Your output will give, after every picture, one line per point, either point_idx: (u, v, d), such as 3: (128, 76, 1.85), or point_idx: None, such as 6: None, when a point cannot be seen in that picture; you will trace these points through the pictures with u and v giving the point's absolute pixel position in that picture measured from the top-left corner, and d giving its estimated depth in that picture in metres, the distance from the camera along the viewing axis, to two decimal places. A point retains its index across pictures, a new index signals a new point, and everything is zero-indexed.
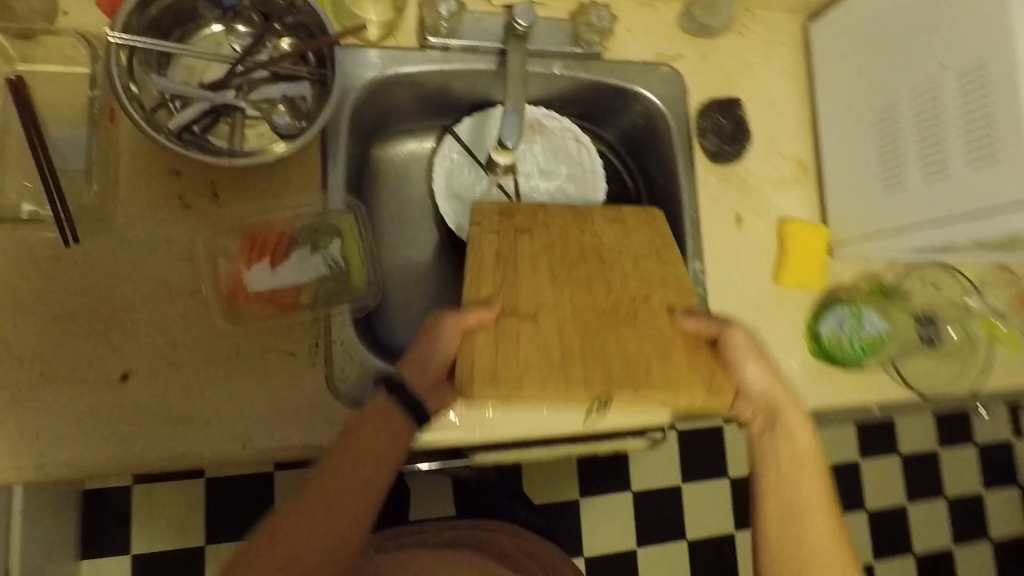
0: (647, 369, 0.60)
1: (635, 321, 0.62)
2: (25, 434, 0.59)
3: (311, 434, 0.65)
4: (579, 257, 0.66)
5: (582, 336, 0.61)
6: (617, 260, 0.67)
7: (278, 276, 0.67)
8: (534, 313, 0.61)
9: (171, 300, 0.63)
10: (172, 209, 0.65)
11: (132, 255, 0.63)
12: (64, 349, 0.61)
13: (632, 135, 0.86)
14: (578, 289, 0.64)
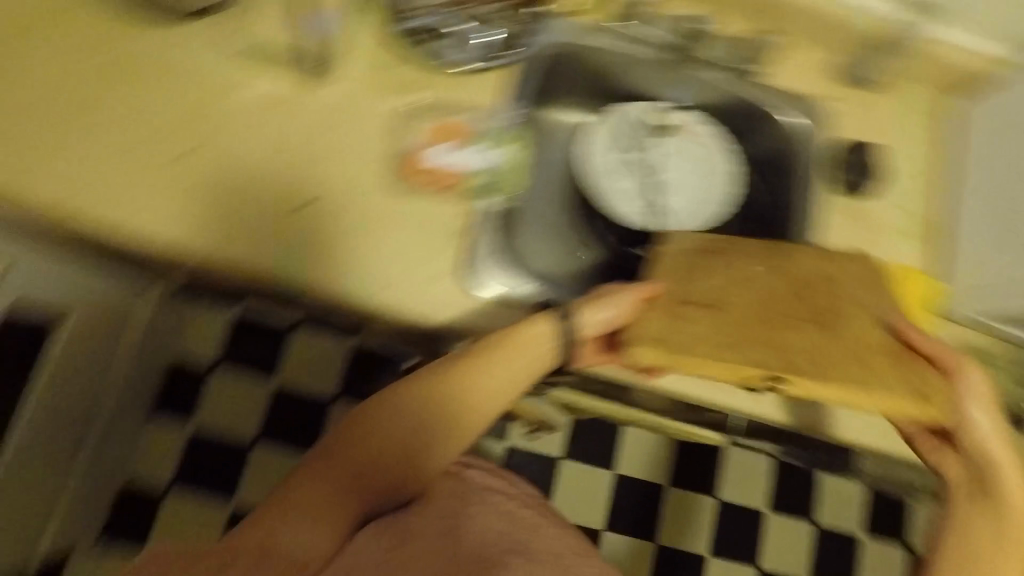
0: (842, 364, 0.57)
1: (836, 321, 0.60)
2: (223, 220, 0.72)
3: (431, 297, 0.73)
4: (789, 253, 0.64)
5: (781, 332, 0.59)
6: (832, 263, 0.63)
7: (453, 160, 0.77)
8: (728, 301, 0.62)
9: (360, 156, 0.76)
10: (385, 91, 0.79)
11: (344, 115, 0.77)
12: (273, 168, 0.74)
13: (768, 158, 0.92)
14: (778, 284, 0.62)
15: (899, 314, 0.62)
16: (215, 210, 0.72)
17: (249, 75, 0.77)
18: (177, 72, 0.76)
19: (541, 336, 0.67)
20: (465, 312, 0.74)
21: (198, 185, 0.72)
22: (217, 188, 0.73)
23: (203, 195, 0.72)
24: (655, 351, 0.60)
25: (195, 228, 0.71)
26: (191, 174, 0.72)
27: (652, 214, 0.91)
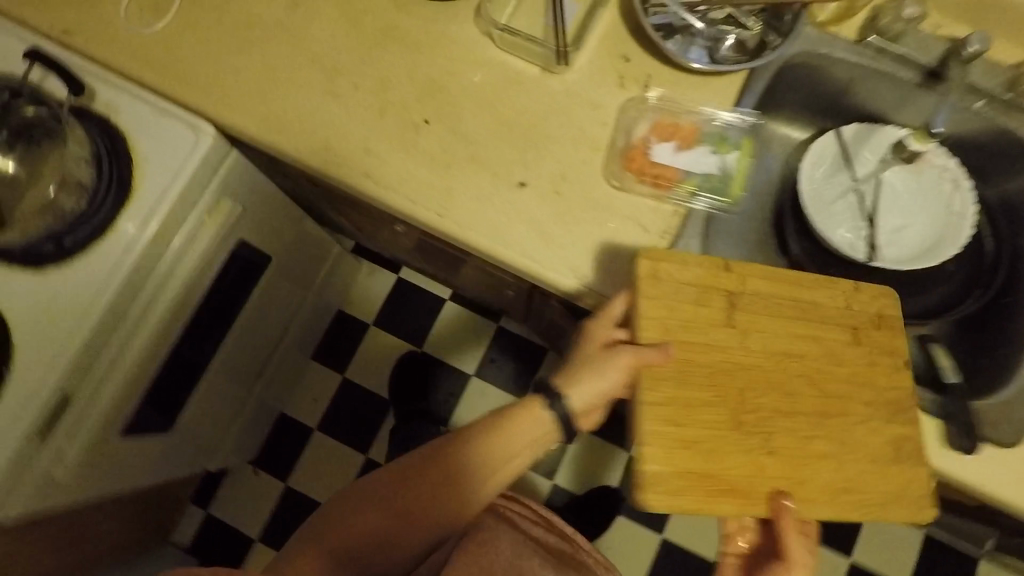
0: (722, 474, 0.63)
1: (765, 457, 0.64)
2: (444, 189, 0.77)
3: None
4: (829, 391, 0.67)
5: (735, 425, 0.64)
6: (851, 418, 0.66)
7: (680, 160, 0.75)
8: (732, 367, 0.65)
9: (579, 147, 0.78)
10: (611, 82, 0.79)
11: (570, 103, 0.79)
12: (495, 145, 0.78)
13: (1016, 201, 0.83)
14: (792, 389, 0.66)
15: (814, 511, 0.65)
16: (437, 178, 0.78)
17: (485, 57, 0.81)
18: (423, 49, 0.81)
19: (523, 418, 0.73)
20: None
21: (427, 153, 0.78)
22: (443, 158, 0.78)
23: (430, 163, 0.78)
24: (660, 330, 0.64)
25: (423, 197, 0.77)
26: (423, 142, 0.78)
27: (866, 245, 0.85)
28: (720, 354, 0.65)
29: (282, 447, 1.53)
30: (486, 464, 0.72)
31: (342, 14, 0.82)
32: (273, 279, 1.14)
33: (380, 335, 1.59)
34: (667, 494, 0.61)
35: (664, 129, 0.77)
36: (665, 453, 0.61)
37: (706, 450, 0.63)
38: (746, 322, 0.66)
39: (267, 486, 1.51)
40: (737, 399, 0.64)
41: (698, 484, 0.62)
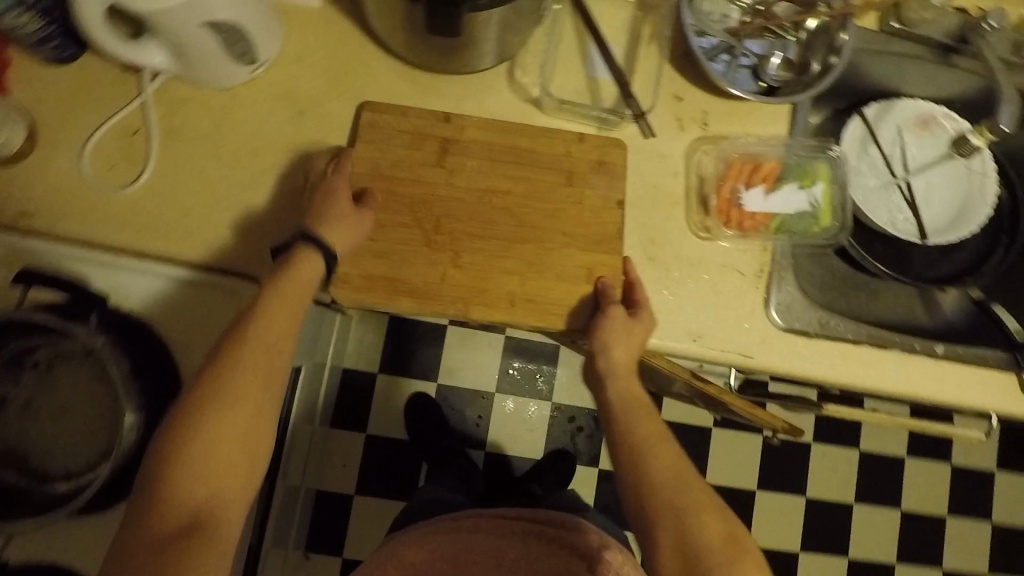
0: (516, 283, 0.67)
1: (475, 244, 0.67)
2: (536, 266, 0.68)
3: (744, 343, 0.75)
4: (517, 180, 0.69)
5: (510, 302, 0.66)
6: (544, 211, 0.69)
7: (768, 203, 0.75)
8: (506, 242, 0.68)
9: (657, 204, 0.74)
10: (672, 128, 0.75)
11: (637, 158, 0.74)
12: None
13: (1016, 151, 0.94)
14: (483, 201, 0.68)
15: (617, 324, 0.65)
16: (475, 222, 0.68)
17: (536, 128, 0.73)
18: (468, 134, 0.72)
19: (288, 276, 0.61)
20: (771, 352, 0.75)
21: (452, 151, 0.69)
22: (494, 203, 0.68)
23: (479, 212, 0.68)
24: (377, 156, 0.68)
25: None
26: (473, 188, 0.68)
27: (907, 219, 0.88)
28: (421, 200, 0.68)
29: (325, 519, 1.46)
30: (156, 457, 0.54)
31: (360, 112, 0.70)
32: (304, 383, 1.04)
33: (391, 378, 1.53)
34: (354, 289, 0.66)
35: (745, 172, 0.74)
36: (357, 258, 0.66)
37: (420, 291, 0.66)
38: (461, 163, 0.69)
39: (324, 563, 1.44)
40: (431, 224, 0.67)
41: (372, 283, 0.66)
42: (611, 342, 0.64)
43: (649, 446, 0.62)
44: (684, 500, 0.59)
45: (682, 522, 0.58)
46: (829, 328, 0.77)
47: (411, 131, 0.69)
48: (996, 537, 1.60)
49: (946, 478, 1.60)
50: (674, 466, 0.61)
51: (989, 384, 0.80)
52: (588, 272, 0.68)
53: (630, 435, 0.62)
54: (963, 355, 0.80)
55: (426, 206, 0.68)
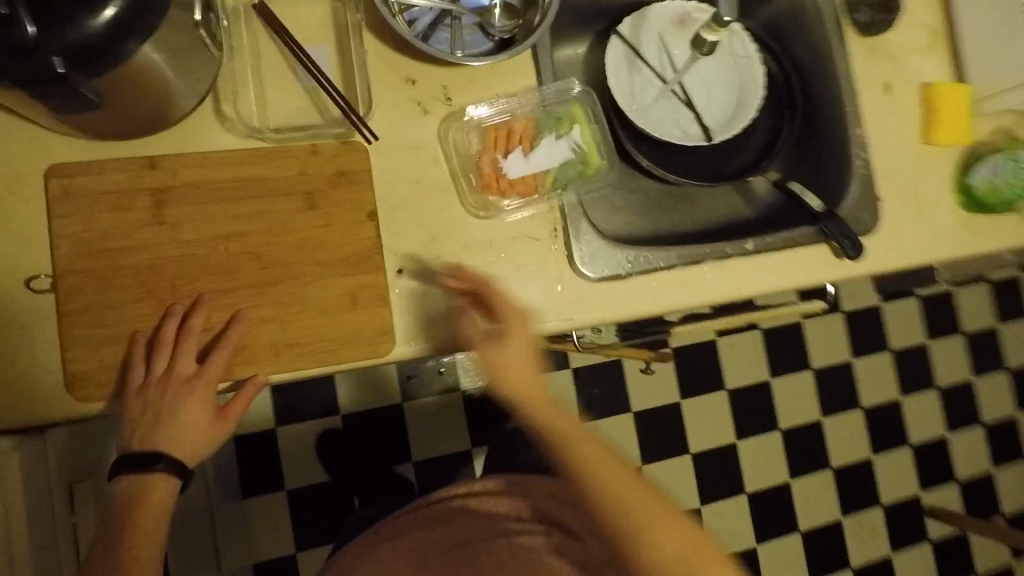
0: (272, 331, 0.63)
1: (214, 306, 0.61)
2: (294, 306, 0.64)
3: (561, 306, 0.73)
4: (246, 220, 0.63)
5: (275, 352, 0.63)
6: (284, 247, 0.63)
7: (530, 160, 0.74)
8: (252, 291, 0.63)
9: (426, 198, 0.69)
10: (414, 115, 0.69)
11: (388, 159, 0.68)
12: (329, 249, 0.65)
13: (775, 23, 0.92)
14: (210, 255, 0.62)
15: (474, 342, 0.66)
16: (217, 280, 0.62)
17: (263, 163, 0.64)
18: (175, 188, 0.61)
19: (130, 505, 0.59)
20: (592, 305, 0.74)
21: (167, 201, 0.61)
22: (235, 250, 0.62)
23: (218, 266, 0.62)
24: (75, 233, 0.59)
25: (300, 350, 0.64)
26: (202, 242, 0.61)
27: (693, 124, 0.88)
28: (142, 269, 0.60)
29: None
30: None
31: (43, 204, 0.60)
32: None
33: (292, 427, 1.44)
34: (95, 391, 0.59)
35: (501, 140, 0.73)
36: (85, 352, 0.59)
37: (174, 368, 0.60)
38: (179, 215, 0.61)
39: None
40: (166, 291, 0.61)
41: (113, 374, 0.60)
42: (512, 365, 0.64)
43: (591, 455, 0.64)
44: (616, 508, 0.62)
45: (617, 529, 0.62)
46: (642, 263, 0.76)
47: (110, 193, 0.60)
48: (896, 362, 1.74)
49: (844, 325, 1.72)
50: (594, 456, 0.64)
51: (805, 261, 0.82)
52: (353, 297, 0.65)
53: (566, 438, 0.65)
54: (774, 244, 0.81)
55: (148, 272, 0.60)
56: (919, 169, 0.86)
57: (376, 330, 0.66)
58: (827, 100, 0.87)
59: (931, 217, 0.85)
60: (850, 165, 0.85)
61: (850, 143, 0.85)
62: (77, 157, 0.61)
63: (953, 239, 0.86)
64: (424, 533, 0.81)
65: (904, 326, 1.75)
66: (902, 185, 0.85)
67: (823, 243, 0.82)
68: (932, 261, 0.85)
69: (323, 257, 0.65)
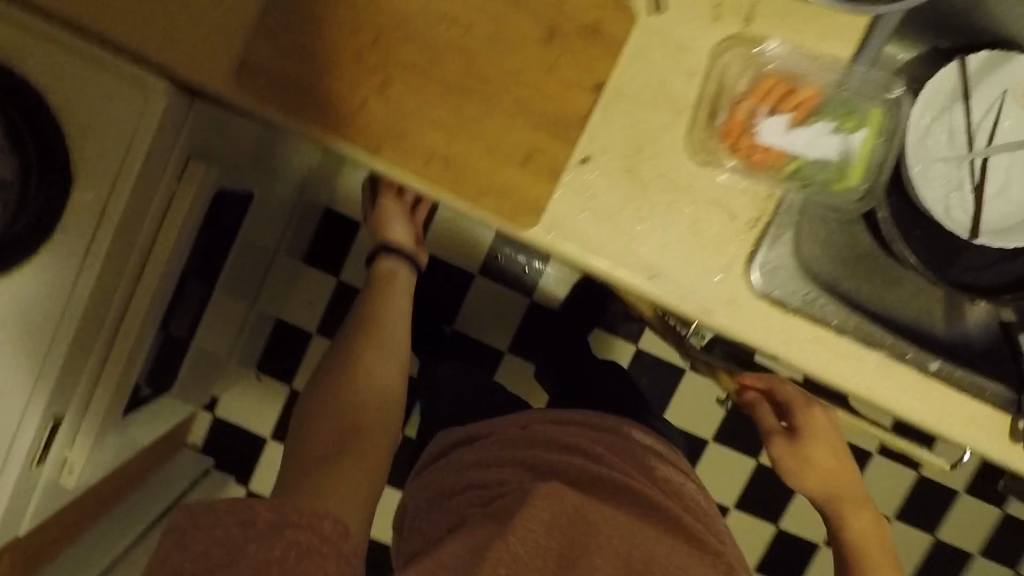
0: (436, 137, 0.58)
1: (399, 79, 0.57)
2: (471, 127, 0.58)
3: (706, 298, 0.64)
4: (483, 16, 0.56)
5: (426, 157, 0.58)
6: (498, 67, 0.57)
7: (792, 137, 0.58)
8: (443, 89, 0.57)
9: (654, 107, 0.61)
10: (704, 16, 0.59)
11: (649, 44, 0.59)
12: (535, 95, 0.58)
13: None
14: (427, 30, 0.56)
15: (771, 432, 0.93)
16: (419, 55, 0.57)
17: None
18: None
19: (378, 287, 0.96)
20: (735, 316, 0.65)
21: None
22: (450, 39, 0.57)
23: (425, 41, 0.57)
24: None
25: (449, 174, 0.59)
26: (427, 11, 0.56)
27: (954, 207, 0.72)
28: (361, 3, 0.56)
29: (281, 350, 1.47)
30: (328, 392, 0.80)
31: None
32: (254, 210, 0.97)
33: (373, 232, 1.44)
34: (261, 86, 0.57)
35: (770, 94, 0.59)
36: (269, 46, 0.57)
37: (337, 111, 0.57)
38: None
39: (272, 388, 1.48)
40: (371, 37, 0.56)
41: (279, 83, 0.57)
42: (806, 454, 0.91)
43: (863, 519, 0.91)
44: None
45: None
46: (816, 308, 0.65)
47: None
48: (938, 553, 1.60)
49: (909, 482, 1.64)
50: (873, 543, 0.90)
51: (976, 420, 0.69)
52: (527, 155, 0.58)
53: (842, 501, 0.93)
54: (960, 380, 0.68)
55: (363, 8, 0.56)
56: None
57: (528, 199, 0.59)
58: None
59: None
60: None
61: None
62: None
63: None
64: (547, 454, 0.81)
65: (958, 524, 1.67)
66: None
67: (1009, 415, 0.70)
68: None
69: (524, 95, 0.58)
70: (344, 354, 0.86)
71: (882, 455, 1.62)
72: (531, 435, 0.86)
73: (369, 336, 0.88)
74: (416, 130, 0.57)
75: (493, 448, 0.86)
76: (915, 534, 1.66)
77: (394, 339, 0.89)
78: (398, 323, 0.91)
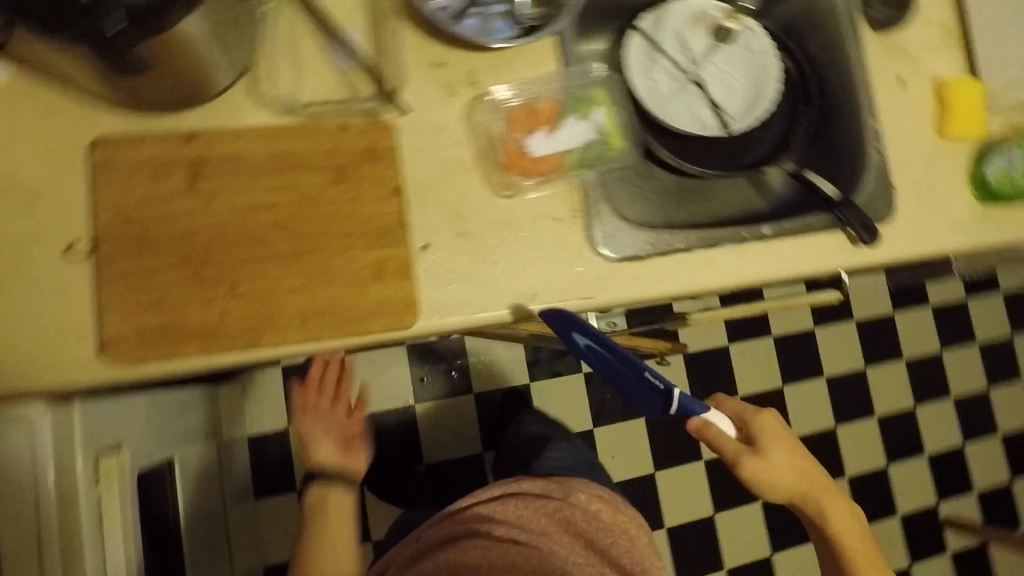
0: (299, 300, 0.64)
1: (244, 275, 0.64)
2: (321, 275, 0.65)
3: (582, 287, 0.74)
4: (283, 192, 0.66)
5: (300, 321, 0.64)
6: (316, 222, 0.66)
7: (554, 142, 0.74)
8: (281, 260, 0.65)
9: (450, 179, 0.72)
10: (441, 97, 0.72)
11: (416, 139, 0.71)
12: (356, 223, 0.67)
13: (793, 21, 0.95)
14: (244, 229, 0.64)
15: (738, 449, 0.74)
16: (245, 251, 0.64)
17: (295, 144, 0.66)
18: (212, 164, 0.65)
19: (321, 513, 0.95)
20: (609, 287, 0.75)
21: (206, 173, 0.64)
22: (265, 223, 0.65)
23: (244, 237, 0.64)
24: (115, 207, 0.62)
25: (327, 321, 0.65)
26: (231, 211, 0.64)
27: (705, 129, 0.90)
28: (177, 236, 0.63)
29: None
30: None
31: (94, 164, 0.63)
32: (186, 471, 0.97)
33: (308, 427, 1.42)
34: (130, 348, 0.61)
35: (522, 123, 0.73)
36: (120, 314, 0.61)
37: (205, 333, 0.62)
38: (215, 185, 0.64)
39: None
40: (199, 257, 0.63)
41: (145, 335, 0.61)
42: (765, 431, 0.75)
43: (837, 505, 0.77)
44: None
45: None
46: (663, 243, 0.77)
47: (151, 162, 0.63)
48: None
49: (854, 333, 1.83)
50: (815, 470, 0.77)
51: (824, 246, 0.83)
52: (378, 270, 0.66)
53: (814, 484, 0.77)
54: (791, 229, 0.82)
55: (184, 239, 0.63)
56: (936, 161, 0.89)
57: (400, 301, 0.67)
58: (843, 93, 0.90)
59: (942, 209, 0.89)
60: (869, 154, 0.87)
61: (867, 135, 0.87)
62: (108, 127, 0.64)
63: (960, 231, 0.90)
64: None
65: (914, 339, 1.88)
66: (915, 180, 0.89)
67: (841, 229, 0.84)
68: (938, 249, 0.89)
69: (348, 230, 0.66)
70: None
71: (824, 326, 1.80)
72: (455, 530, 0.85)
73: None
74: (283, 304, 0.64)
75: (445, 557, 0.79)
76: (891, 369, 1.85)
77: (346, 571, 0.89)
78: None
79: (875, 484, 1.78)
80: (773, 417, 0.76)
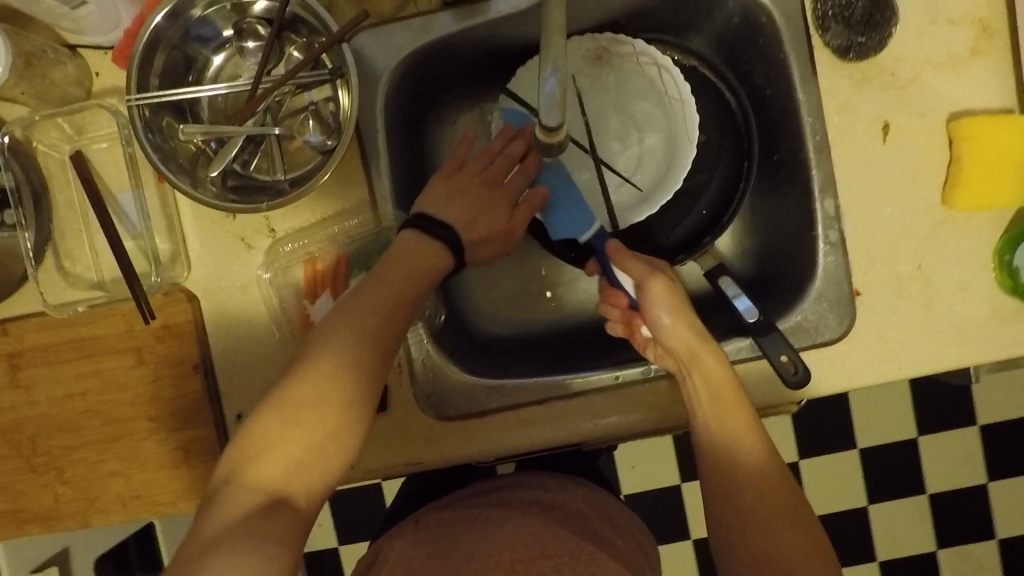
0: (119, 481, 0.66)
1: (69, 460, 0.67)
2: (133, 459, 0.66)
3: (410, 452, 0.65)
4: (91, 378, 0.66)
5: (120, 501, 0.66)
6: (125, 405, 0.66)
7: None
8: (99, 445, 0.66)
9: (257, 340, 0.65)
10: (238, 252, 0.65)
11: (218, 303, 0.66)
12: (162, 403, 0.66)
13: (728, 40, 0.69)
14: (62, 417, 0.66)
15: (625, 259, 0.66)
16: (67, 437, 0.66)
17: (94, 327, 0.65)
18: (26, 356, 0.66)
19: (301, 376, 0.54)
20: (443, 450, 0.65)
21: (22, 365, 0.66)
22: (80, 410, 0.66)
23: (64, 425, 0.66)
24: None
25: (145, 500, 0.66)
26: (47, 402, 0.66)
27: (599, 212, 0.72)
28: (11, 425, 0.67)
29: None
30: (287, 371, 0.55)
31: None
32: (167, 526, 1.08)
33: None
34: None
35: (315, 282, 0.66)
36: None
37: (43, 514, 0.67)
38: (32, 377, 0.66)
39: None
40: (29, 447, 0.67)
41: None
42: (667, 294, 0.63)
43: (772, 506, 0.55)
44: (761, 510, 0.55)
45: (745, 512, 0.55)
46: (503, 396, 0.66)
47: None
48: None
49: None
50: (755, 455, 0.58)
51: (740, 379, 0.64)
52: (186, 450, 0.65)
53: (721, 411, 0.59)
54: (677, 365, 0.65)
55: (17, 430, 0.67)
56: (931, 243, 0.62)
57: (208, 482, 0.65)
58: (791, 154, 0.66)
59: (945, 311, 0.62)
60: (817, 247, 0.64)
61: (817, 218, 0.63)
62: None
63: (973, 341, 0.62)
64: (544, 528, 0.66)
65: None
66: (901, 271, 0.63)
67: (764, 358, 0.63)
68: (933, 368, 0.63)
69: (155, 411, 0.66)
70: (305, 372, 0.53)
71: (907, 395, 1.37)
72: (514, 497, 0.74)
73: (227, 518, 0.49)
74: (106, 484, 0.66)
75: (488, 507, 0.72)
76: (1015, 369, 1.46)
77: (347, 377, 0.54)
78: (400, 279, 0.59)
79: (969, 509, 1.40)
80: (670, 277, 0.65)
